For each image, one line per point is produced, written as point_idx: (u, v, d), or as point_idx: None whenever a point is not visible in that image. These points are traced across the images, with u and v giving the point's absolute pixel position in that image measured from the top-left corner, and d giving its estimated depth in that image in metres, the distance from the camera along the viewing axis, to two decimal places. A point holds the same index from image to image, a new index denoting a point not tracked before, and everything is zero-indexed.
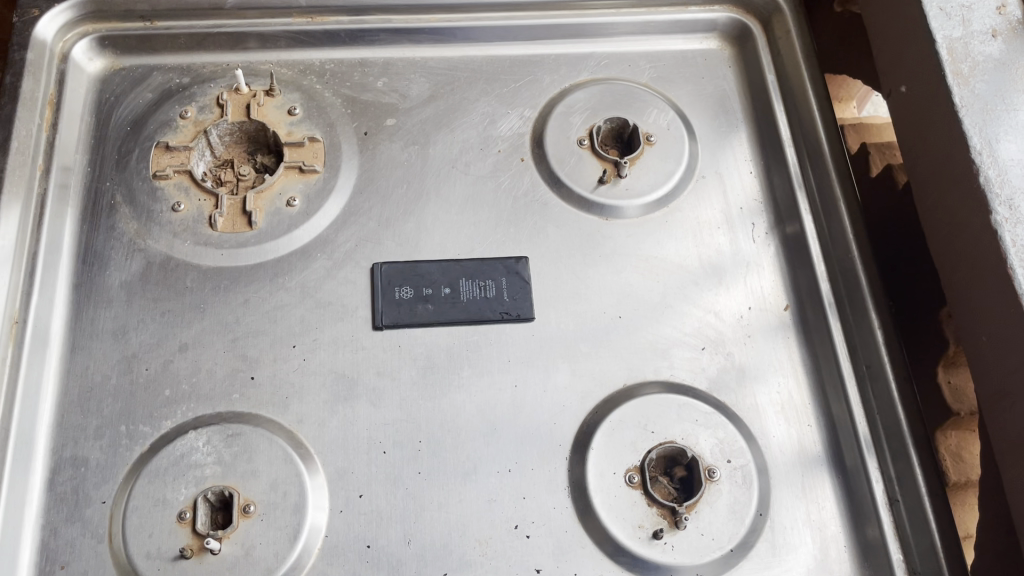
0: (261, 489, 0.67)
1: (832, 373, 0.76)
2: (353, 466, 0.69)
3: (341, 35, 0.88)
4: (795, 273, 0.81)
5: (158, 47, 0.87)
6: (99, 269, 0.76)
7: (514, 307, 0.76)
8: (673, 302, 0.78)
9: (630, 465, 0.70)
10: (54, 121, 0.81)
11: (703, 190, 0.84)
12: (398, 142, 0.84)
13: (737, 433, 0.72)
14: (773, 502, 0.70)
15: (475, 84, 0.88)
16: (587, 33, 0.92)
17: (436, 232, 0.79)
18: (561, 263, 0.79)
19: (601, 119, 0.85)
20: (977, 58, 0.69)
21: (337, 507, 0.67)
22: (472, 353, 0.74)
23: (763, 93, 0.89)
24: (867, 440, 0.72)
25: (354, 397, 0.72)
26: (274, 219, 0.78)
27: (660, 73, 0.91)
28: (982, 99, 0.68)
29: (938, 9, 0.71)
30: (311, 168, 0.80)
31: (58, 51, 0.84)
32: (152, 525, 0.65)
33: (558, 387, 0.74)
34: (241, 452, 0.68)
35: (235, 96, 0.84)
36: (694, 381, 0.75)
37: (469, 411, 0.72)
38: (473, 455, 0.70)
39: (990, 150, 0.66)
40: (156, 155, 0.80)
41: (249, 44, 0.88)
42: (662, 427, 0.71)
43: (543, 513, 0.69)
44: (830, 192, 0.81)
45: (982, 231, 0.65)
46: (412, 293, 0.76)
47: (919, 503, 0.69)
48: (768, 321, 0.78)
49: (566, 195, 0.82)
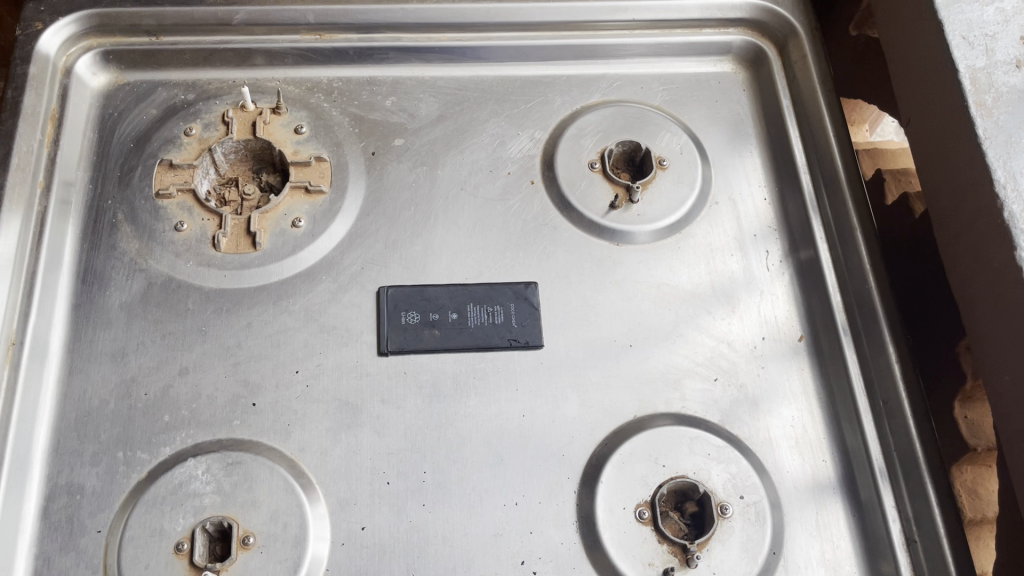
0: (261, 520, 0.65)
1: (848, 407, 0.74)
2: (356, 497, 0.67)
3: (349, 53, 0.86)
4: (810, 302, 0.79)
5: (163, 62, 0.85)
6: (99, 290, 0.74)
7: (523, 334, 0.74)
8: (684, 331, 0.77)
9: (640, 500, 0.68)
10: (55, 136, 0.79)
11: (716, 215, 0.82)
12: (406, 163, 0.82)
13: (750, 468, 0.70)
14: (787, 539, 0.68)
15: (485, 104, 0.87)
16: (600, 54, 0.90)
17: (443, 255, 0.78)
18: (570, 289, 0.77)
19: (613, 141, 0.84)
20: (1001, 88, 0.68)
21: (340, 540, 0.66)
22: (479, 381, 0.73)
23: (777, 118, 0.88)
24: (883, 473, 0.71)
25: (358, 425, 0.70)
26: (279, 240, 0.77)
27: (673, 96, 0.89)
28: (1006, 130, 0.66)
29: (961, 38, 0.70)
30: (318, 188, 0.79)
31: (62, 65, 0.83)
32: (148, 556, 0.63)
33: (567, 417, 0.72)
34: (241, 481, 0.66)
35: (240, 113, 0.83)
36: (707, 413, 0.73)
37: (475, 441, 0.70)
38: (480, 487, 0.68)
39: (1014, 183, 0.64)
40: (159, 172, 0.79)
41: (256, 61, 0.86)
42: (673, 461, 0.69)
43: (550, 548, 0.67)
44: (845, 221, 0.80)
45: (1006, 267, 0.63)
46: (418, 318, 0.74)
47: (938, 544, 0.66)
48: (780, 350, 0.76)
49: (577, 219, 0.80)
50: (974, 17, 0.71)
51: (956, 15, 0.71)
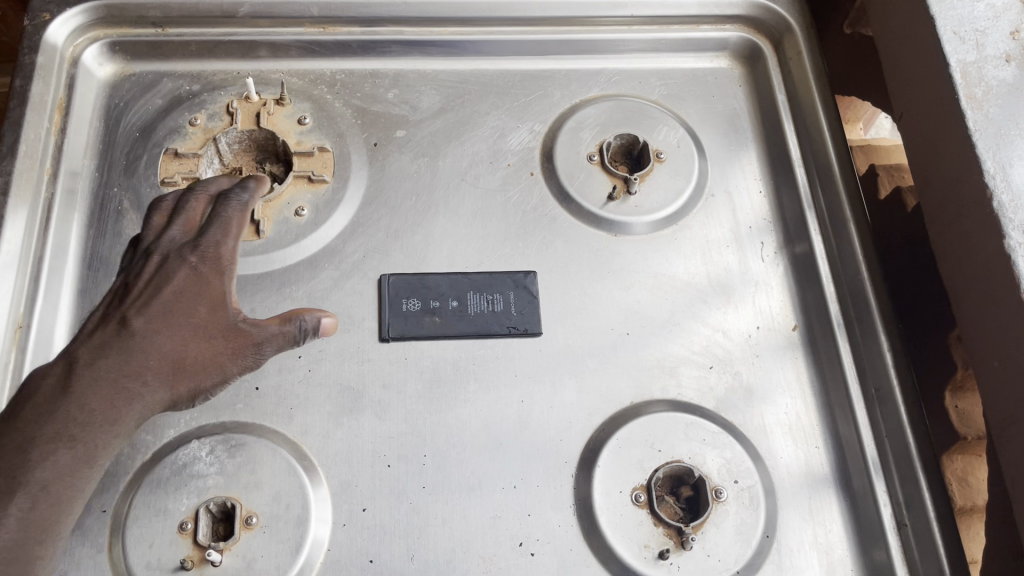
0: (263, 501, 0.66)
1: (841, 394, 0.75)
2: (357, 479, 0.68)
3: (352, 46, 0.88)
4: (803, 294, 0.80)
5: (168, 53, 0.87)
6: (105, 275, 0.75)
7: (522, 321, 0.76)
8: (681, 320, 0.78)
9: (636, 484, 0.69)
10: (62, 125, 0.80)
11: (712, 208, 0.84)
12: (407, 154, 0.83)
13: (745, 453, 0.71)
14: (780, 524, 0.70)
15: (486, 97, 0.88)
16: (599, 49, 0.92)
17: (444, 245, 0.79)
18: (568, 278, 0.79)
19: (611, 135, 0.85)
20: (991, 82, 0.69)
21: (341, 521, 0.67)
22: (479, 367, 0.74)
23: (772, 113, 0.89)
24: (875, 459, 0.72)
25: (359, 410, 0.71)
26: (282, 228, 0.78)
27: (671, 91, 0.91)
28: (996, 123, 0.67)
29: (952, 33, 0.71)
30: (320, 178, 0.80)
31: (69, 55, 0.84)
32: (153, 535, 0.64)
33: (565, 403, 0.73)
34: (244, 463, 0.67)
35: (245, 105, 0.83)
36: (702, 400, 0.74)
37: (474, 426, 0.71)
38: (479, 471, 0.70)
39: (1003, 174, 0.65)
40: (165, 161, 0.80)
41: (260, 52, 0.87)
42: (669, 446, 0.71)
43: (548, 531, 0.68)
44: (840, 215, 0.81)
45: (995, 256, 0.64)
46: (419, 305, 0.75)
47: (927, 528, 0.68)
48: (776, 341, 0.78)
49: (576, 210, 0.82)
50: (965, 13, 0.72)
51: (947, 11, 0.72)
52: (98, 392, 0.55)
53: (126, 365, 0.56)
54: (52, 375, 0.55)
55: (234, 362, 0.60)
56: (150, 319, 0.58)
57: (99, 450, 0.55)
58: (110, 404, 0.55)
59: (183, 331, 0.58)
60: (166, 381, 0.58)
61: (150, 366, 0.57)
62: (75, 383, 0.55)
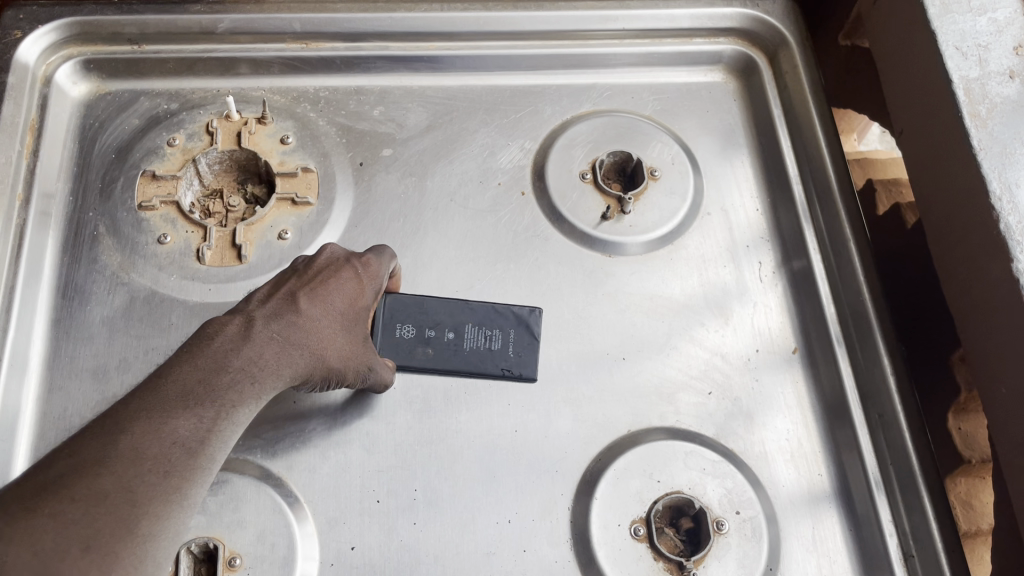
0: (247, 540, 0.63)
1: (843, 419, 0.73)
2: (345, 515, 0.66)
3: (336, 62, 0.85)
4: (802, 314, 0.78)
5: (145, 71, 0.84)
6: (80, 304, 0.72)
7: (518, 365, 0.72)
8: (678, 343, 0.76)
9: (635, 516, 0.67)
10: (35, 148, 0.77)
11: (708, 226, 0.82)
12: (394, 174, 0.81)
13: (746, 482, 0.69)
14: (784, 556, 0.67)
15: (475, 114, 0.85)
16: (590, 63, 0.89)
17: (433, 268, 0.76)
18: (562, 300, 0.76)
19: (604, 152, 0.83)
20: (995, 99, 0.67)
21: (328, 560, 0.64)
22: (471, 396, 0.71)
23: (769, 127, 0.87)
24: (879, 486, 0.70)
25: (347, 442, 0.68)
26: (265, 252, 0.75)
27: (664, 106, 0.89)
28: (1001, 141, 0.65)
29: (955, 48, 0.69)
30: (305, 200, 0.78)
31: (42, 74, 0.81)
32: None
33: (559, 432, 0.71)
34: (227, 501, 0.64)
35: (225, 123, 0.81)
36: (701, 427, 0.72)
37: (466, 457, 0.69)
38: (472, 504, 0.67)
39: (1010, 195, 0.63)
40: (142, 184, 0.77)
41: (241, 70, 0.85)
42: (668, 477, 0.68)
43: (544, 567, 0.65)
44: (839, 233, 0.79)
45: (1002, 279, 0.62)
46: (414, 333, 0.72)
47: (936, 559, 0.65)
48: (775, 363, 0.76)
49: (569, 231, 0.79)
50: (967, 27, 0.70)
51: (949, 25, 0.70)
52: (277, 341, 0.55)
53: (294, 334, 0.56)
54: (231, 323, 0.54)
55: (357, 365, 0.63)
56: (318, 302, 0.59)
57: (263, 393, 0.53)
58: (276, 359, 0.54)
59: (336, 322, 0.60)
60: (314, 360, 0.58)
61: (311, 340, 0.57)
62: (254, 331, 0.54)
